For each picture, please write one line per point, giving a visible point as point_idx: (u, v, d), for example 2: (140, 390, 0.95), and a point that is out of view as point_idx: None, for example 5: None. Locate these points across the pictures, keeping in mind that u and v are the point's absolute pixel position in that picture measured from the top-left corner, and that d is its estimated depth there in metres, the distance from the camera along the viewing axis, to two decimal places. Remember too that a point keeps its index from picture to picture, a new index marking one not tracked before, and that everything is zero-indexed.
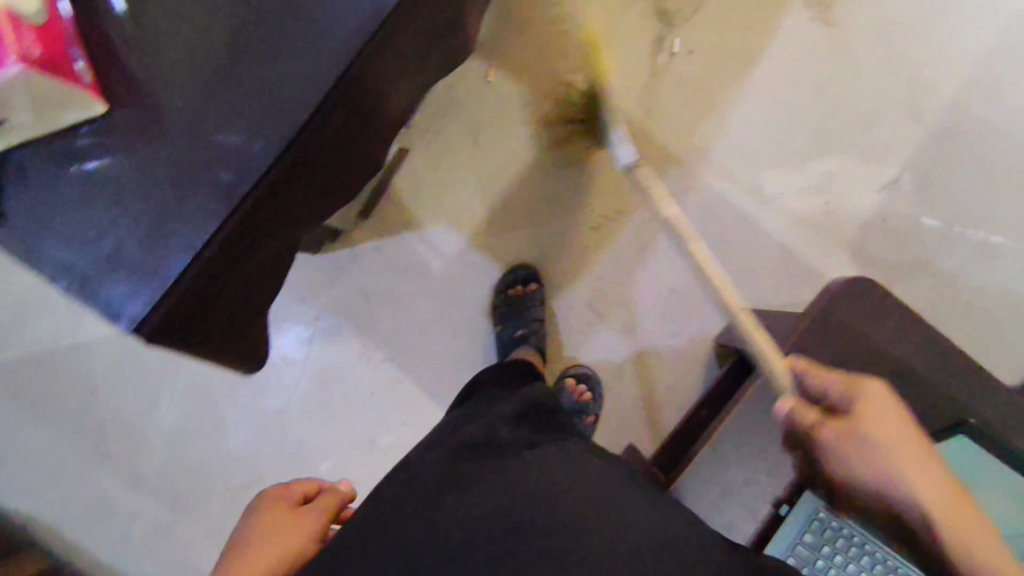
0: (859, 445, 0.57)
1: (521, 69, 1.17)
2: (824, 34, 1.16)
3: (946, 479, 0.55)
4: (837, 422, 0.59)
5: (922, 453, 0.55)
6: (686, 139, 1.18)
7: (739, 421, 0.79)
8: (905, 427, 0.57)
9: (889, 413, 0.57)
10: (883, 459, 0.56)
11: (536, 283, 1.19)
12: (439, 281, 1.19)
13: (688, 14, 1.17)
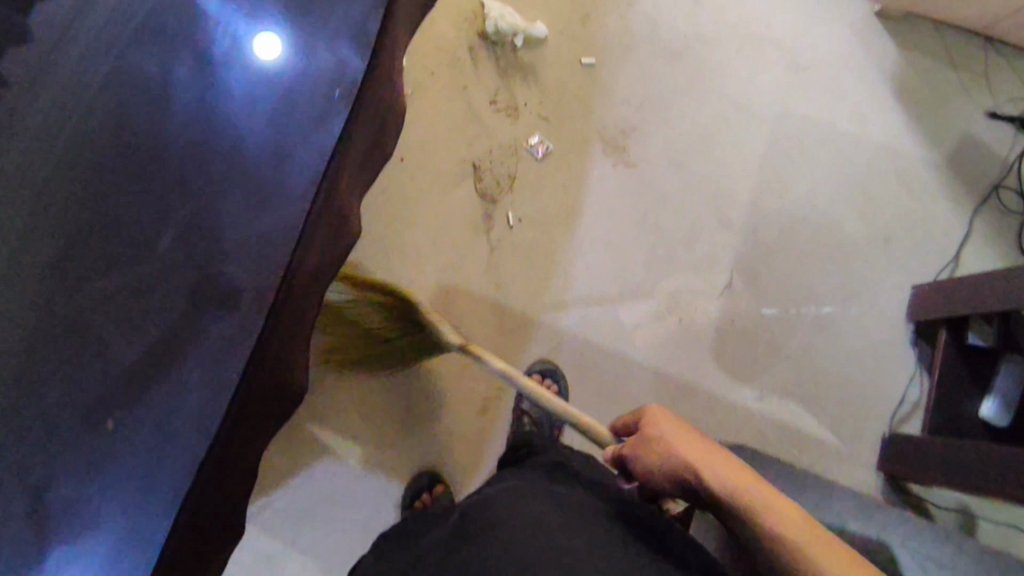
0: (652, 455, 0.76)
1: (370, 285, 1.19)
2: (626, 174, 1.28)
3: (708, 448, 0.74)
4: (633, 441, 0.80)
5: (694, 441, 0.74)
6: (539, 301, 1.23)
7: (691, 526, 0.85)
8: (685, 428, 0.76)
9: (665, 422, 0.77)
10: (671, 453, 0.74)
11: (440, 481, 1.17)
12: (343, 488, 1.16)
13: (505, 187, 1.25)
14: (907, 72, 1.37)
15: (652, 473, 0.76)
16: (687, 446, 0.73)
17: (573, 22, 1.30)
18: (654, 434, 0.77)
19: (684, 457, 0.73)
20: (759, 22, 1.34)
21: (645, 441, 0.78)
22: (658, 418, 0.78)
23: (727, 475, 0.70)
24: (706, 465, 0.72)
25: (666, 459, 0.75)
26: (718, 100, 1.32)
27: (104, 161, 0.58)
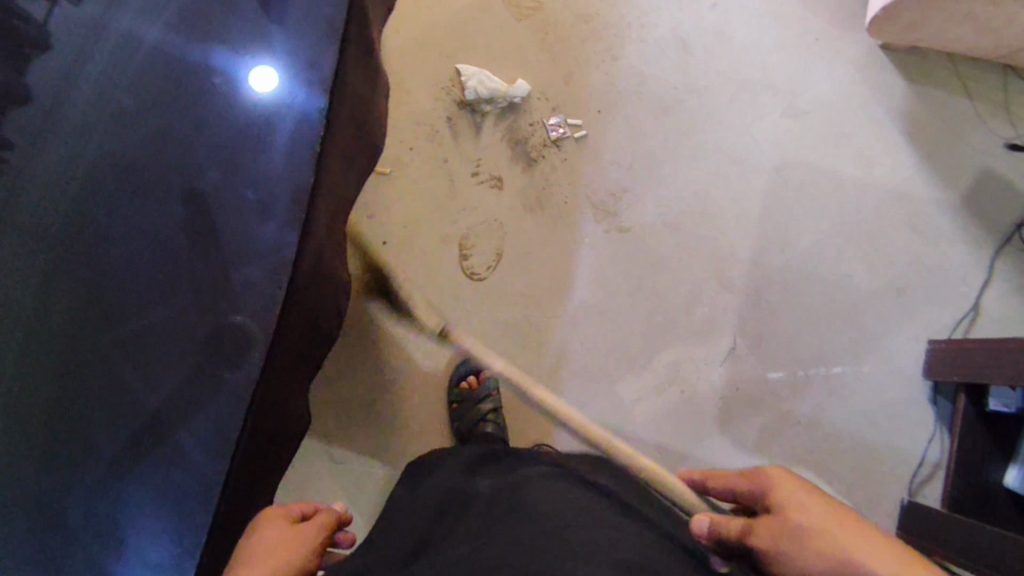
0: (775, 531, 0.64)
1: (361, 369, 1.17)
2: (618, 239, 1.23)
3: (846, 524, 0.62)
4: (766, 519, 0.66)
5: (803, 492, 0.66)
6: (530, 380, 1.20)
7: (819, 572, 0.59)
8: (802, 486, 0.68)
9: (797, 490, 0.67)
10: (801, 542, 0.62)
11: (488, 369, 1.17)
12: None
13: (493, 265, 1.20)
14: (917, 107, 1.28)
15: (786, 553, 0.62)
16: (807, 514, 0.63)
17: (554, 83, 1.24)
18: (796, 515, 0.64)
19: (854, 548, 0.58)
20: (752, 67, 1.27)
21: (780, 521, 0.65)
22: (778, 479, 0.69)
23: (851, 542, 0.59)
24: (870, 556, 0.57)
25: (796, 528, 0.63)
26: (712, 154, 1.26)
27: (123, 195, 0.64)
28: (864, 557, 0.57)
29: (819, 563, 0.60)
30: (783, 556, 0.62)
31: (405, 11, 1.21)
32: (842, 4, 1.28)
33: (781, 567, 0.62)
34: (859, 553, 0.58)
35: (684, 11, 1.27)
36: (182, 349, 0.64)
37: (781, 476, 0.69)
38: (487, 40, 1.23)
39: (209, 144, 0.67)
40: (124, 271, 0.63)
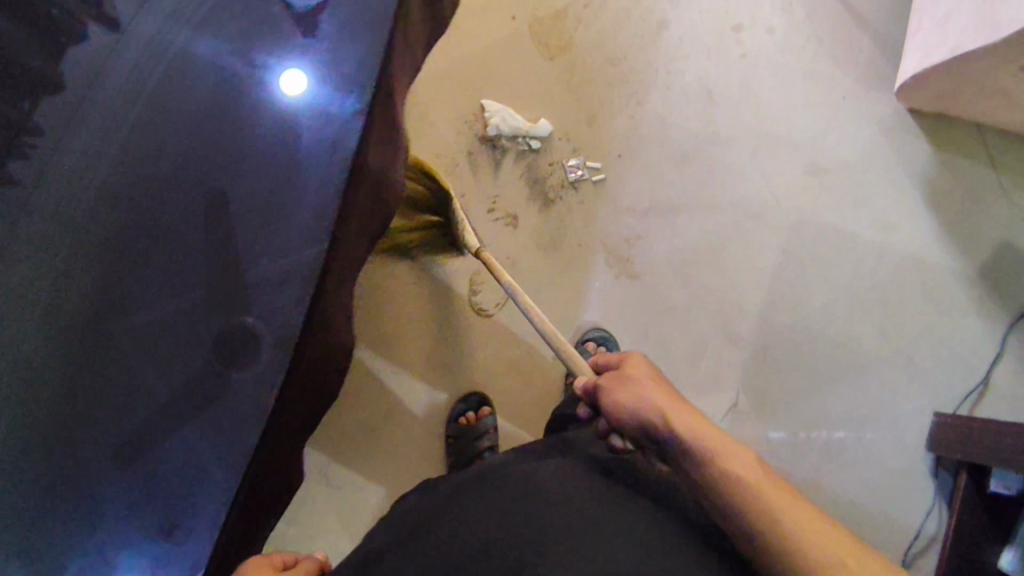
0: (618, 391, 0.73)
1: (365, 400, 1.17)
2: (629, 285, 1.23)
3: (678, 398, 0.71)
4: (610, 378, 0.75)
5: (653, 374, 0.74)
6: (527, 424, 1.23)
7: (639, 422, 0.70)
8: (651, 369, 0.75)
9: (644, 369, 0.74)
10: (638, 398, 0.71)
11: (488, 407, 1.19)
12: None
13: (502, 303, 1.21)
14: (941, 173, 1.27)
15: (619, 404, 0.72)
16: (652, 384, 0.72)
17: (577, 125, 1.24)
18: (631, 378, 0.73)
19: (667, 408, 0.69)
20: (777, 122, 1.27)
21: (617, 378, 0.74)
22: (634, 361, 0.76)
23: (678, 408, 0.69)
24: (679, 417, 0.68)
25: (632, 392, 0.72)
26: (730, 206, 1.25)
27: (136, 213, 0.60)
28: (674, 420, 0.67)
29: (637, 419, 0.70)
30: (614, 410, 0.72)
31: (438, 41, 1.20)
32: (871, 65, 1.28)
33: (611, 418, 0.73)
34: (663, 412, 0.68)
35: (712, 61, 1.27)
36: (214, 364, 0.62)
37: (641, 358, 0.76)
38: (514, 77, 1.23)
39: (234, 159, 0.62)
40: (143, 277, 0.60)
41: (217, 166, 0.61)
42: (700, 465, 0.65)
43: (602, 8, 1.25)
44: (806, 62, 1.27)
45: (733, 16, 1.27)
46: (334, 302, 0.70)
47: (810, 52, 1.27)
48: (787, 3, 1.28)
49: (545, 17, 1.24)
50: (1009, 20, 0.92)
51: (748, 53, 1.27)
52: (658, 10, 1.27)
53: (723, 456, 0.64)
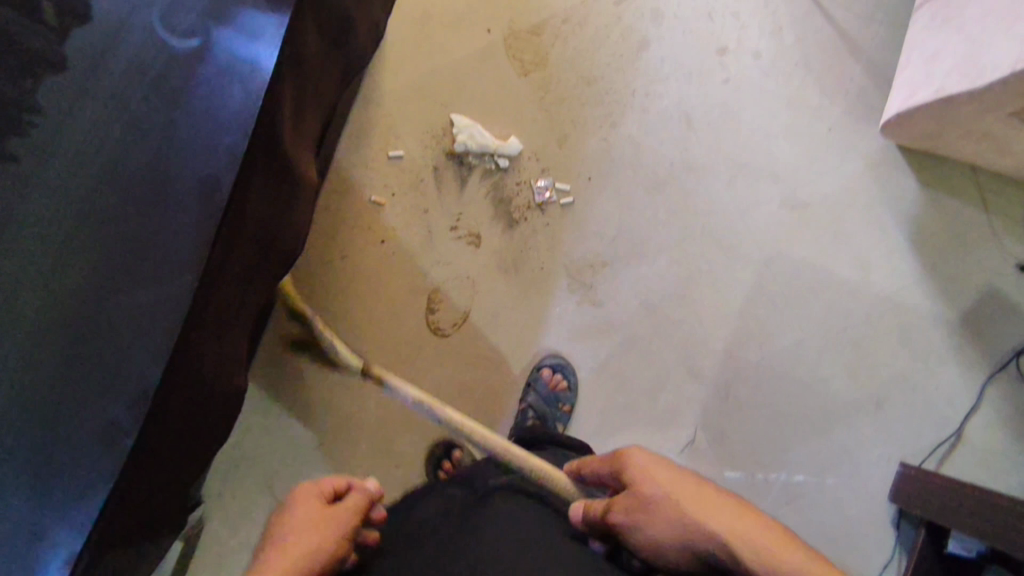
0: (641, 517, 0.58)
1: (313, 413, 1.15)
2: (592, 313, 1.20)
3: (714, 502, 0.57)
4: (624, 500, 0.61)
5: (671, 478, 0.60)
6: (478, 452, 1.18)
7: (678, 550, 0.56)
8: (664, 469, 0.62)
9: (659, 474, 0.61)
10: (667, 522, 0.57)
11: (458, 449, 1.18)
12: None
13: (459, 323, 1.19)
14: (928, 213, 1.21)
15: (648, 536, 0.58)
16: (679, 495, 0.58)
17: (548, 145, 1.21)
18: (647, 496, 0.59)
19: (712, 528, 0.54)
20: (757, 152, 1.22)
21: (631, 497, 0.61)
22: (644, 467, 0.62)
23: (717, 520, 0.55)
24: (736, 538, 0.52)
25: (658, 516, 0.57)
26: (702, 237, 1.21)
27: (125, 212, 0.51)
28: (731, 541, 0.52)
29: (680, 548, 0.56)
30: (641, 541, 0.58)
31: (410, 53, 1.19)
32: (861, 97, 1.22)
33: (646, 554, 0.59)
34: (706, 535, 0.54)
35: (693, 84, 1.22)
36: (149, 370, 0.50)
37: (644, 458, 0.63)
38: (486, 93, 1.21)
39: (206, 146, 0.52)
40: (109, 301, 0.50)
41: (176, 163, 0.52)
42: None
43: (581, 25, 1.22)
44: (791, 89, 1.22)
45: (718, 38, 1.23)
46: (225, 319, 0.61)
47: (797, 79, 1.22)
48: (776, 26, 1.23)
49: (521, 31, 1.21)
50: (994, 68, 0.87)
51: (732, 78, 1.22)
52: (639, 30, 1.22)
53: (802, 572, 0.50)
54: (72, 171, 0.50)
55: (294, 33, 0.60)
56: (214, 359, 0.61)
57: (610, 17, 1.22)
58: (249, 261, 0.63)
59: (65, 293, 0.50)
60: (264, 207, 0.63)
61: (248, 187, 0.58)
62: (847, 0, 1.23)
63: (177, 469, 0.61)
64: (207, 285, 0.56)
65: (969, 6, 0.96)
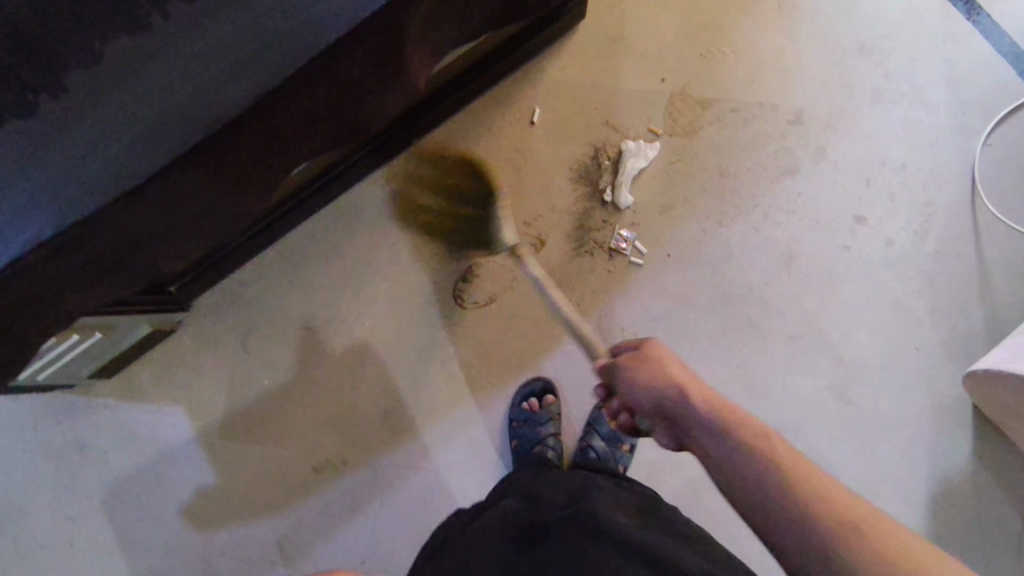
0: (641, 371, 0.71)
1: (315, 300, 1.20)
2: (596, 369, 1.18)
3: (694, 377, 0.69)
4: (628, 358, 0.74)
5: (675, 356, 0.72)
6: (425, 422, 1.17)
7: (666, 396, 0.67)
8: (668, 352, 0.73)
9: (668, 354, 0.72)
10: (661, 378, 0.69)
11: (553, 396, 1.17)
12: (131, 419, 1.16)
13: (480, 304, 1.20)
14: (964, 485, 1.12)
15: (638, 385, 0.71)
16: (675, 373, 0.69)
17: (650, 206, 1.22)
18: (644, 359, 0.72)
19: (680, 383, 0.67)
20: (835, 326, 1.17)
21: (634, 359, 0.74)
22: (658, 346, 0.74)
23: (690, 384, 0.67)
24: (699, 394, 0.66)
25: (652, 374, 0.70)
26: (736, 368, 1.17)
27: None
28: (692, 397, 0.65)
29: (650, 399, 0.69)
30: (633, 390, 0.71)
31: (580, 62, 1.26)
32: (965, 339, 1.15)
33: (627, 398, 0.73)
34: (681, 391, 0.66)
35: (813, 231, 1.20)
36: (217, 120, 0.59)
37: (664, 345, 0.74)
38: (627, 130, 1.24)
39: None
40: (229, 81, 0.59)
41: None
42: (735, 448, 0.60)
43: (743, 123, 1.23)
44: (902, 291, 1.17)
45: (861, 206, 1.20)
46: (297, 122, 0.66)
47: (913, 285, 1.17)
48: (923, 228, 1.18)
49: (690, 97, 1.24)
50: None
51: (853, 248, 1.19)
52: (794, 158, 1.22)
53: (748, 436, 0.60)
54: None
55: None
56: (262, 163, 0.68)
57: (774, 130, 1.23)
58: (342, 105, 0.68)
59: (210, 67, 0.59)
60: (354, 74, 0.65)
61: (351, 50, 0.62)
62: (1004, 245, 1.17)
63: (173, 233, 0.68)
64: (271, 110, 0.62)
65: None
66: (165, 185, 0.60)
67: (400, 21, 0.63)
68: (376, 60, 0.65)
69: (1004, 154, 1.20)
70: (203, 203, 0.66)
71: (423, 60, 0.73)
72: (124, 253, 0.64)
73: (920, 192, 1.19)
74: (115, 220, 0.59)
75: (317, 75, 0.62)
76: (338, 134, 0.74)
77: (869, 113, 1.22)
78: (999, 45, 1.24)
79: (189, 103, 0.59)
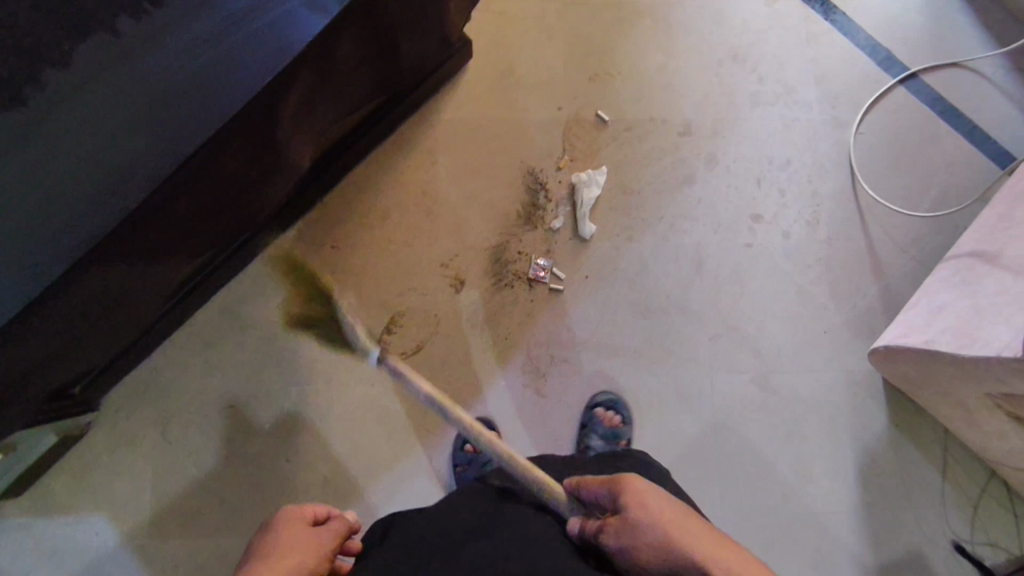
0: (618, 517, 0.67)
1: (235, 376, 1.16)
2: (532, 401, 1.19)
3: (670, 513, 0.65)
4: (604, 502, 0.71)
5: (649, 490, 0.68)
6: (369, 484, 1.14)
7: (637, 538, 0.63)
8: (642, 485, 0.69)
9: (652, 502, 0.66)
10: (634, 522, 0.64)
11: (494, 433, 1.15)
12: (50, 534, 1.08)
13: (408, 353, 1.19)
14: (885, 452, 1.19)
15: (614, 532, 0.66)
16: (648, 513, 0.64)
17: (561, 233, 1.24)
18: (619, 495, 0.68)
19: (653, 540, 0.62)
20: (749, 322, 1.23)
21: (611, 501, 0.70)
22: (629, 481, 0.70)
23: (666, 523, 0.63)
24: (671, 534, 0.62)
25: (627, 517, 0.66)
26: (665, 377, 1.21)
27: (159, 102, 0.66)
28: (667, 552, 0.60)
29: (632, 555, 0.63)
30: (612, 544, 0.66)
31: (473, 100, 1.27)
32: (866, 316, 1.23)
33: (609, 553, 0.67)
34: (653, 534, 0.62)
35: (716, 235, 1.25)
36: (103, 220, 0.63)
37: (641, 484, 0.69)
38: (530, 160, 1.26)
39: (229, 88, 0.67)
40: (113, 183, 0.64)
41: (201, 89, 0.67)
42: None
43: (637, 140, 1.27)
44: (804, 281, 1.24)
45: (756, 205, 1.26)
46: (176, 217, 0.71)
47: (814, 273, 1.24)
48: (814, 217, 1.26)
49: (583, 120, 1.27)
50: (984, 345, 0.88)
51: (754, 246, 1.25)
52: (690, 167, 1.27)
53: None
54: (148, 57, 0.66)
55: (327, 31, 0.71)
56: (145, 264, 0.72)
57: (667, 143, 1.28)
58: (217, 193, 0.75)
59: (95, 169, 0.64)
60: (234, 162, 0.73)
61: (226, 143, 0.69)
62: (888, 224, 1.26)
63: (82, 333, 0.71)
64: (157, 212, 0.67)
65: (988, 277, 0.98)
66: (58, 298, 0.63)
67: (269, 112, 0.71)
68: (248, 141, 0.72)
69: (876, 140, 1.29)
70: (94, 311, 0.70)
71: (299, 136, 0.82)
72: (20, 373, 0.66)
73: (807, 185, 1.27)
74: (13, 342, 0.61)
75: (195, 170, 0.68)
76: (210, 224, 0.79)
77: (750, 117, 1.29)
78: (857, 39, 1.33)
79: (74, 214, 0.63)
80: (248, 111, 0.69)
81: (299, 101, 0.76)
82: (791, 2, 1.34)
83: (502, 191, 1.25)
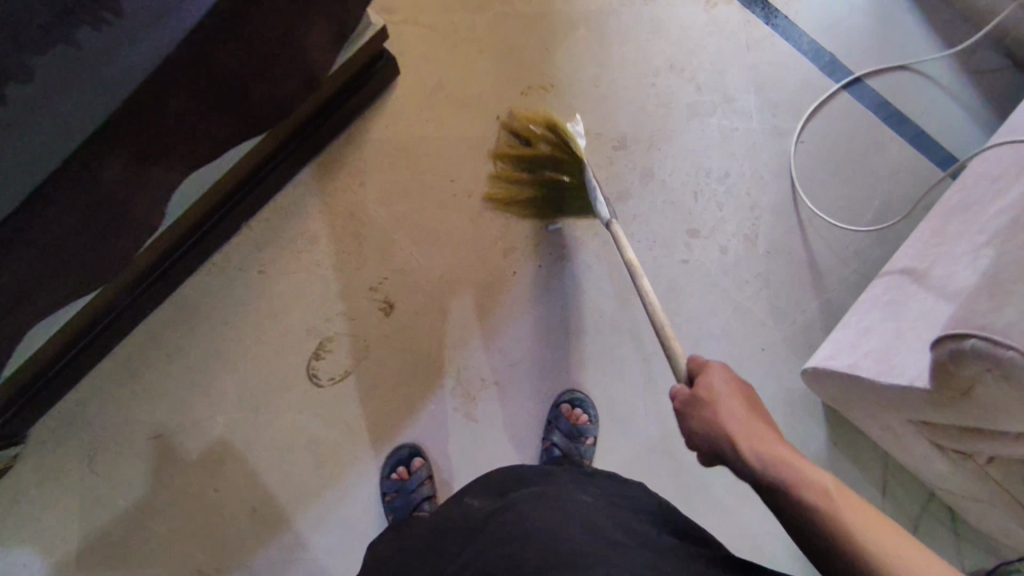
0: (695, 402, 0.73)
1: (163, 406, 1.15)
2: (463, 425, 1.18)
3: (752, 412, 0.70)
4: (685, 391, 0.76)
5: (734, 387, 0.73)
6: (298, 513, 1.14)
7: (713, 424, 0.70)
8: (728, 380, 0.74)
9: (721, 384, 0.73)
10: (714, 409, 0.71)
11: (421, 459, 1.15)
12: None
13: (337, 379, 1.18)
14: (823, 471, 1.17)
15: (694, 415, 0.73)
16: (728, 406, 0.70)
17: (491, 252, 1.22)
18: (699, 387, 0.74)
19: (727, 429, 0.68)
20: (685, 341, 1.20)
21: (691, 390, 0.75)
22: (712, 372, 0.75)
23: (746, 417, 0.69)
24: (742, 429, 0.67)
25: (706, 402, 0.72)
26: (599, 398, 1.19)
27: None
28: (737, 440, 0.66)
29: (706, 435, 0.70)
30: (689, 423, 0.73)
31: (402, 118, 1.24)
32: (805, 332, 1.20)
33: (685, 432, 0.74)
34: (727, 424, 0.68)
35: (652, 251, 1.22)
36: None
37: (718, 369, 0.75)
38: (459, 179, 1.24)
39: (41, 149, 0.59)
40: None
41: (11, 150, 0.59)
42: (771, 479, 0.62)
43: None
44: (742, 297, 1.21)
45: (693, 220, 1.23)
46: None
47: (752, 289, 1.21)
48: (753, 231, 1.23)
49: None
50: (900, 375, 0.86)
51: (691, 261, 1.22)
52: (625, 182, 1.24)
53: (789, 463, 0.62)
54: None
55: (158, 78, 0.61)
56: None
57: (602, 158, 1.24)
58: (51, 271, 0.64)
59: None
60: (52, 245, 0.62)
61: (39, 219, 0.60)
62: (828, 237, 1.22)
63: None
64: None
65: (914, 299, 0.95)
66: None
67: (85, 186, 0.61)
68: (76, 211, 0.62)
69: (818, 149, 1.25)
70: None
71: (151, 211, 0.71)
72: None
73: (745, 198, 1.24)
74: None
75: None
76: (61, 297, 0.69)
77: (689, 128, 1.25)
78: (800, 44, 1.28)
79: None
80: (61, 177, 0.60)
81: (133, 173, 0.65)
82: (732, 8, 1.30)
83: (432, 211, 1.23)
